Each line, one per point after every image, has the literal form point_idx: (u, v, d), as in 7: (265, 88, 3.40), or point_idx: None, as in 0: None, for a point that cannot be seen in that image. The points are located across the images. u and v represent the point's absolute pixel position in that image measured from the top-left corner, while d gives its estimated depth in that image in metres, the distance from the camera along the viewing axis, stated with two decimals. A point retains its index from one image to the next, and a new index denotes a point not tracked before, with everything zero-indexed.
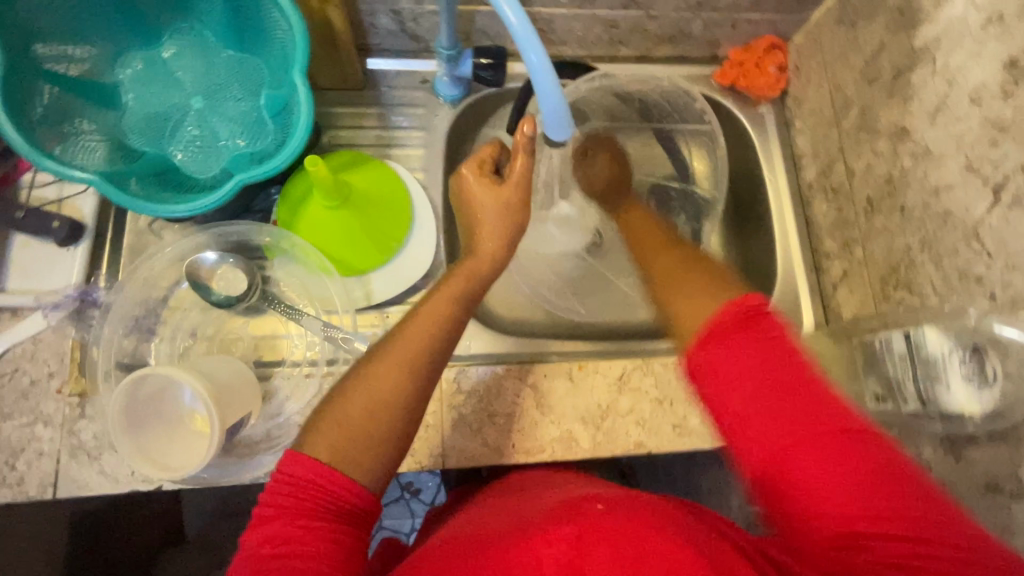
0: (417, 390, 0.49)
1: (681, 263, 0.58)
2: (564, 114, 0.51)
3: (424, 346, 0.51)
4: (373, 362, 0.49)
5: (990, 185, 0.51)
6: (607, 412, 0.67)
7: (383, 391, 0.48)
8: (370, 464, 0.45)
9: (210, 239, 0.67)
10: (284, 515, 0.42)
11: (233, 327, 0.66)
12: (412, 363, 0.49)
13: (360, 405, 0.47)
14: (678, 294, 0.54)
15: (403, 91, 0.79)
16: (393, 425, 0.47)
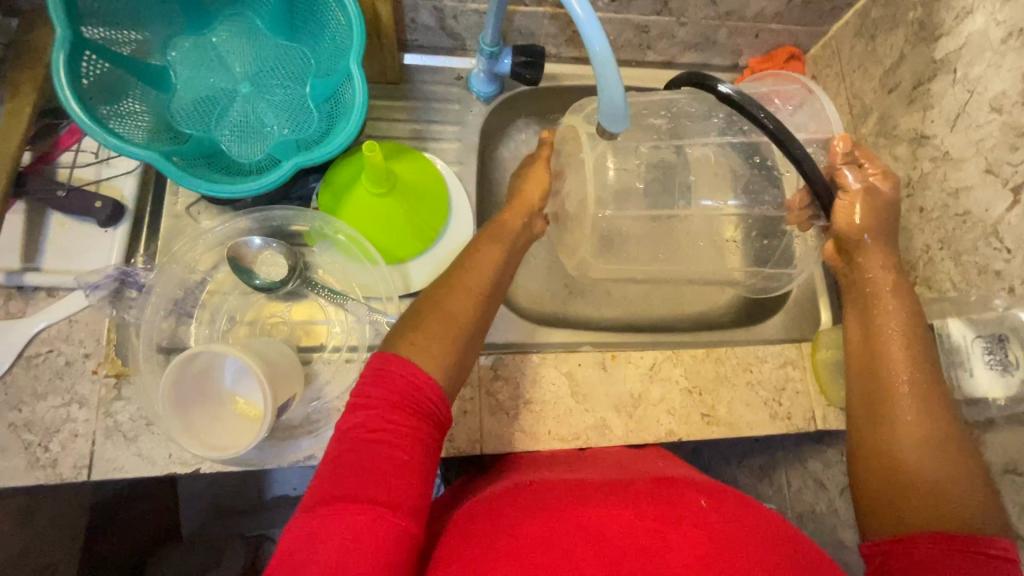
0: (478, 307, 0.51)
1: (931, 425, 0.49)
2: (620, 105, 0.52)
3: (486, 271, 0.54)
4: (448, 285, 0.52)
5: (1009, 186, 0.55)
6: (638, 400, 0.69)
7: (460, 312, 0.50)
8: (441, 356, 0.47)
9: (253, 223, 0.67)
10: (381, 407, 0.43)
11: (274, 312, 0.66)
12: (476, 290, 0.52)
13: (439, 322, 0.48)
14: (909, 450, 0.49)
15: (437, 86, 0.81)
16: (460, 331, 0.49)
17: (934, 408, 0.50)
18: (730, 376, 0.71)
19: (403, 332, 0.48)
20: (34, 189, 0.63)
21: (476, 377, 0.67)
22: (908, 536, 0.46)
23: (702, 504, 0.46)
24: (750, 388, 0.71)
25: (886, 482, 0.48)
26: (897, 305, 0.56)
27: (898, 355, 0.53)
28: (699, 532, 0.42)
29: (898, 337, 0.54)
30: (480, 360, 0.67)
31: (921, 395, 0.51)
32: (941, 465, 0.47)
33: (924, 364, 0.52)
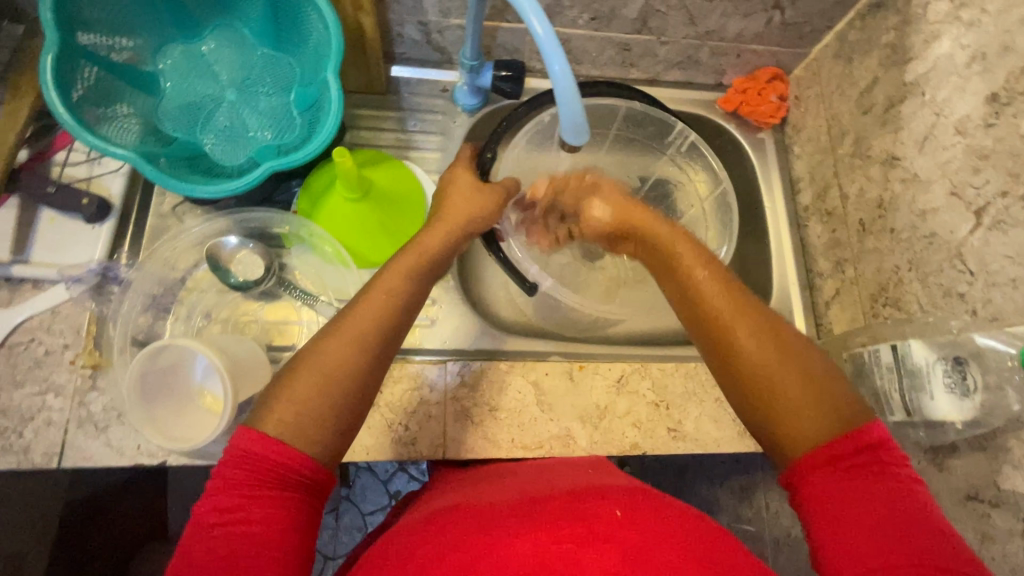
0: (362, 361, 0.49)
1: (769, 348, 0.50)
2: (580, 119, 0.54)
3: (375, 320, 0.50)
4: (326, 334, 0.49)
5: (972, 209, 0.55)
6: (604, 412, 0.69)
7: (334, 366, 0.47)
8: (313, 401, 0.46)
9: (231, 224, 0.69)
10: (236, 484, 0.42)
11: (248, 310, 0.68)
12: (360, 338, 0.49)
13: (308, 380, 0.46)
14: (764, 379, 0.50)
15: (423, 97, 0.83)
16: (344, 367, 0.48)
17: (767, 327, 0.52)
18: (698, 392, 0.71)
19: (274, 389, 0.47)
20: (27, 185, 0.66)
21: (441, 383, 0.67)
22: (817, 471, 0.46)
23: (618, 515, 0.46)
24: (718, 405, 0.70)
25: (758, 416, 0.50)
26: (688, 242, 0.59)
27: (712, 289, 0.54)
28: (608, 547, 0.43)
29: (703, 267, 0.56)
30: (446, 365, 0.68)
31: (753, 319, 0.52)
32: (792, 386, 0.49)
33: (736, 291, 0.54)
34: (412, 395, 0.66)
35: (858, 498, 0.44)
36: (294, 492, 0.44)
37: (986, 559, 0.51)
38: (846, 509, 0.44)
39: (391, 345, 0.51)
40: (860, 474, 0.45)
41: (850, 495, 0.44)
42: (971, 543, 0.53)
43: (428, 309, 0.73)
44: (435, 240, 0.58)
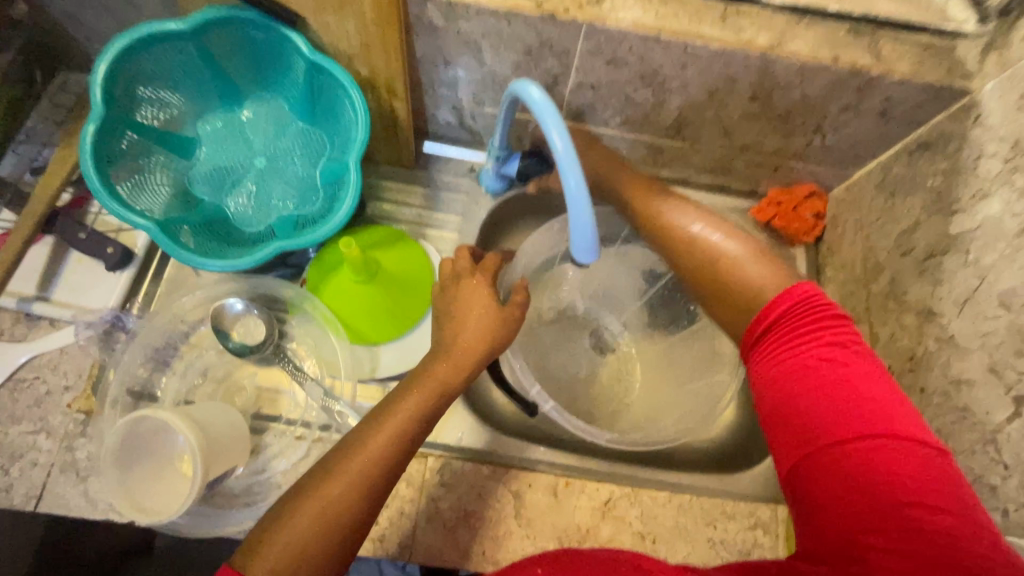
0: (357, 516, 0.44)
1: (728, 253, 0.58)
2: (591, 240, 0.51)
3: (375, 461, 0.46)
4: (325, 475, 0.45)
5: (1011, 394, 0.49)
6: (585, 534, 0.65)
7: (333, 506, 0.43)
8: (301, 533, 0.42)
9: (242, 288, 0.71)
10: None
11: (242, 376, 0.68)
12: (359, 484, 0.45)
13: (307, 525, 0.42)
14: (734, 291, 0.57)
15: (450, 176, 0.84)
16: (344, 511, 0.44)
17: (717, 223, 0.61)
18: (689, 528, 0.66)
19: (269, 529, 0.43)
20: (61, 228, 0.69)
21: (419, 478, 0.65)
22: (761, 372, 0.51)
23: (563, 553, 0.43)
24: (710, 546, 0.65)
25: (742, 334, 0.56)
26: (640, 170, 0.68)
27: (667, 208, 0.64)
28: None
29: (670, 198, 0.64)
30: (428, 462, 0.66)
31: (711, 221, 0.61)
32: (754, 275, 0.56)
33: (689, 212, 0.63)
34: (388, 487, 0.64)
35: (784, 369, 0.49)
36: None
37: None
38: (784, 378, 0.49)
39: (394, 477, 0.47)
40: (807, 343, 0.50)
41: (794, 366, 0.49)
42: None
43: None
44: (451, 377, 0.54)
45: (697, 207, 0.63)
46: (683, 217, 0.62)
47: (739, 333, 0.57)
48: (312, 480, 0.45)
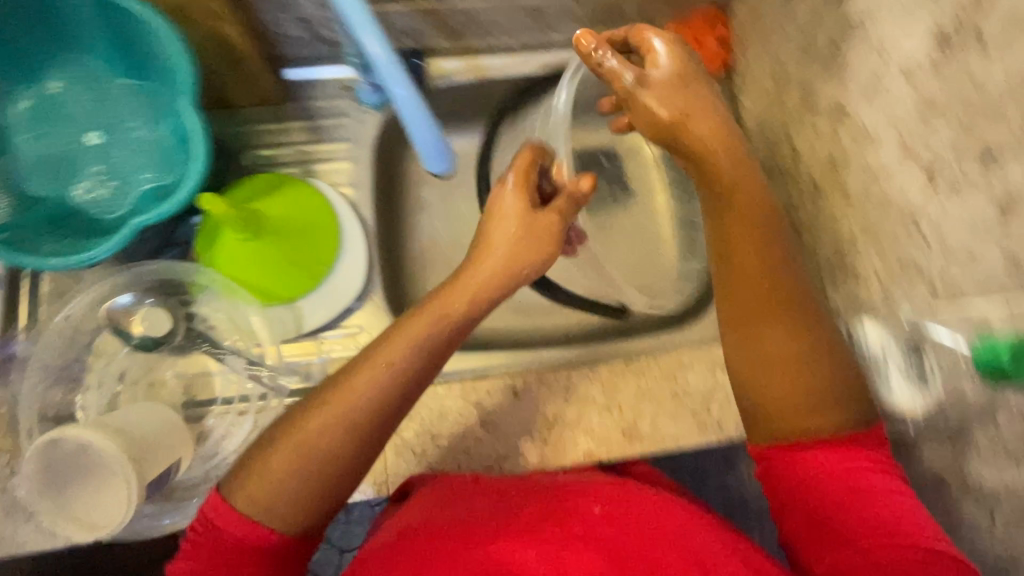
0: (354, 449, 0.46)
1: (769, 270, 0.48)
2: (437, 146, 0.56)
3: (363, 405, 0.46)
4: (309, 409, 0.46)
5: (924, 169, 0.47)
6: (554, 424, 0.65)
7: (314, 439, 0.45)
8: (282, 466, 0.44)
9: (126, 281, 0.64)
10: (209, 545, 0.43)
11: (161, 370, 0.63)
12: (346, 418, 0.46)
13: (283, 459, 0.44)
14: (761, 304, 0.48)
15: (325, 101, 0.75)
16: (328, 446, 0.45)
17: (786, 315, 0.47)
18: (653, 388, 0.66)
19: (251, 460, 0.45)
20: None
21: None
22: (779, 450, 0.46)
23: (594, 510, 0.45)
24: (676, 399, 0.66)
25: (750, 369, 0.47)
26: (702, 94, 0.52)
27: (714, 147, 0.51)
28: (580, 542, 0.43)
29: (706, 127, 0.52)
30: None
31: (755, 229, 0.50)
32: (789, 371, 0.46)
33: (732, 143, 0.52)
34: None
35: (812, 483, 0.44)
36: (264, 560, 0.44)
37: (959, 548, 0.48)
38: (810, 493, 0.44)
39: (385, 427, 0.47)
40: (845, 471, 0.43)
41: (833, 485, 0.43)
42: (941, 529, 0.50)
43: (356, 337, 0.67)
44: (404, 348, 0.48)
45: (752, 216, 0.50)
46: (701, 121, 0.52)
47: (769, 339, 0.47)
48: (300, 414, 0.46)
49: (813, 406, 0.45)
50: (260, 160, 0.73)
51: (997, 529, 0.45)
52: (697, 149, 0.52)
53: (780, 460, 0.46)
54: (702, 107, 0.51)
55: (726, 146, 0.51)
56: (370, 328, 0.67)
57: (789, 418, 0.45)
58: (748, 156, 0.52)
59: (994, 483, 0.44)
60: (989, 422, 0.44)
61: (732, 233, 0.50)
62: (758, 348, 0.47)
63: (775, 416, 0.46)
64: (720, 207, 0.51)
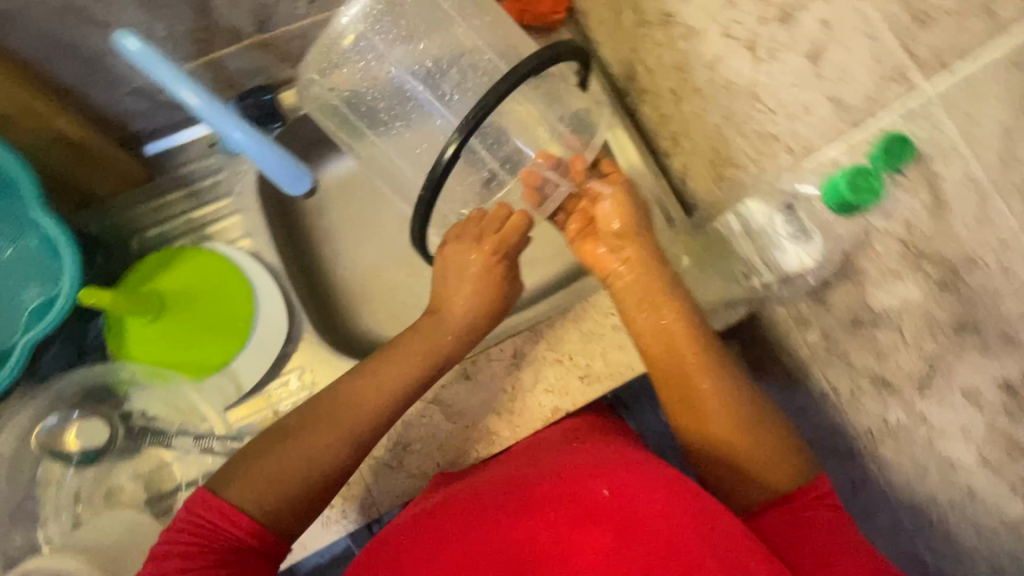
0: (343, 456, 0.54)
1: (735, 411, 0.53)
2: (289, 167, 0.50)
3: (360, 416, 0.55)
4: (310, 422, 0.54)
5: (746, 45, 0.50)
6: (515, 395, 0.66)
7: (314, 449, 0.53)
8: (287, 459, 0.52)
9: (46, 403, 0.61)
10: (190, 535, 0.49)
11: (114, 478, 0.61)
12: (344, 432, 0.54)
13: (288, 454, 0.52)
14: (698, 387, 0.54)
15: (195, 163, 0.73)
16: (327, 453, 0.53)
17: (745, 405, 0.53)
18: (595, 329, 0.68)
19: (251, 459, 0.52)
20: None
21: None
22: (769, 514, 0.50)
23: (606, 491, 0.46)
24: (619, 330, 0.68)
25: (720, 455, 0.53)
26: (630, 219, 0.62)
27: (633, 260, 0.60)
28: (596, 524, 0.44)
29: (631, 261, 0.60)
30: None
31: (699, 336, 0.56)
32: (749, 443, 0.52)
33: (669, 292, 0.58)
34: None
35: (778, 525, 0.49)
36: (243, 550, 0.50)
37: (890, 373, 0.51)
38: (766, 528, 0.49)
39: (373, 437, 0.56)
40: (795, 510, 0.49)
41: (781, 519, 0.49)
42: (872, 362, 0.53)
43: (300, 379, 0.67)
44: (399, 375, 0.57)
45: (679, 296, 0.58)
46: (603, 204, 0.62)
47: (714, 431, 0.53)
48: (302, 427, 0.54)
49: (766, 459, 0.51)
50: (148, 240, 0.72)
51: (909, 344, 0.48)
52: (616, 234, 0.62)
53: (767, 523, 0.49)
54: (629, 244, 0.61)
55: (645, 268, 0.60)
56: (312, 365, 0.67)
57: (763, 471, 0.51)
58: (663, 268, 0.60)
59: (891, 303, 0.47)
60: (868, 248, 0.47)
61: (626, 304, 0.60)
62: (706, 418, 0.53)
63: (718, 455, 0.53)
64: (628, 304, 0.59)
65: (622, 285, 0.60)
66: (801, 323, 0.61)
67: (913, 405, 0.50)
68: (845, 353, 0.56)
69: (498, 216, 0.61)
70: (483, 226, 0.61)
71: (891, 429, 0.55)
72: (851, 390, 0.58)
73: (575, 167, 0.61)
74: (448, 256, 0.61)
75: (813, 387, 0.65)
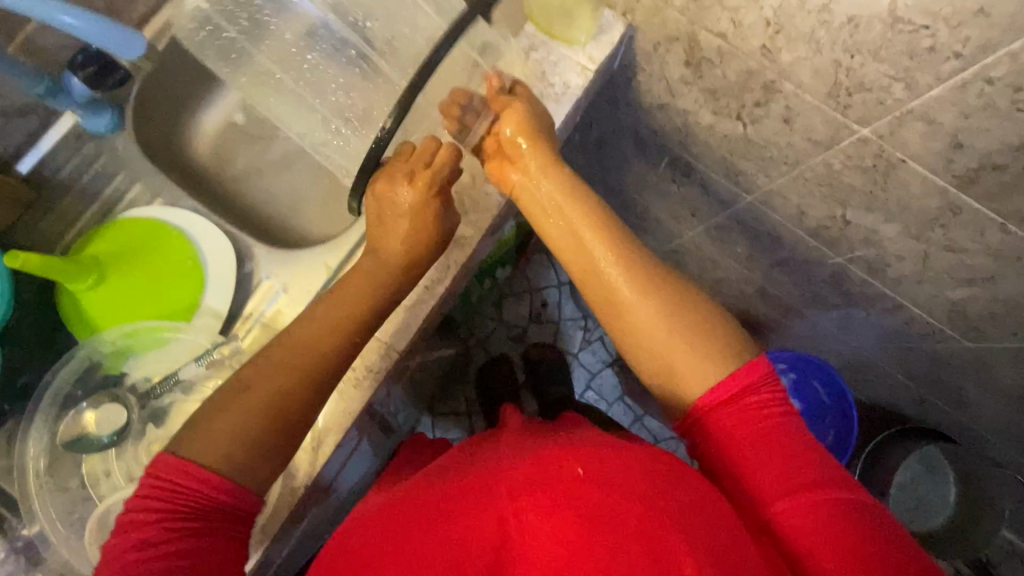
0: (302, 408, 0.57)
1: (675, 320, 0.60)
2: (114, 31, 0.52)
3: (307, 365, 0.57)
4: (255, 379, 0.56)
5: None
6: (463, 200, 0.72)
7: (264, 400, 0.54)
8: (241, 413, 0.54)
9: (53, 406, 0.64)
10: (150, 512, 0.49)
11: (150, 438, 0.63)
12: (291, 376, 0.56)
13: (231, 417, 0.53)
14: (643, 304, 0.61)
15: (73, 163, 0.73)
16: (279, 400, 0.55)
17: (660, 293, 0.61)
18: None
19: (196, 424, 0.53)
20: None
21: None
22: (727, 421, 0.56)
23: (579, 473, 0.49)
24: None
25: (666, 371, 0.60)
26: (538, 140, 0.65)
27: (578, 217, 0.65)
28: (569, 512, 0.46)
29: (556, 191, 0.65)
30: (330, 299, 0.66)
31: (620, 246, 0.63)
32: (695, 347, 0.58)
33: (625, 243, 0.64)
34: None
35: (752, 446, 0.54)
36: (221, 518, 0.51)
37: None
38: (740, 450, 0.54)
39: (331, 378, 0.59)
40: (777, 442, 0.54)
41: (762, 441, 0.54)
42: None
43: (270, 287, 0.69)
44: (339, 309, 0.60)
45: (602, 226, 0.64)
46: (513, 126, 0.65)
47: (667, 350, 0.59)
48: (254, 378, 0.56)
49: (715, 368, 0.57)
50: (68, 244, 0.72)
51: None
52: (517, 143, 0.66)
53: (720, 432, 0.56)
54: (540, 170, 0.66)
55: (548, 173, 0.66)
56: (276, 270, 0.70)
57: (706, 377, 0.58)
58: (570, 178, 0.66)
59: None
60: None
61: (536, 212, 0.67)
62: (653, 332, 0.60)
63: (644, 347, 0.61)
64: (563, 251, 0.66)
65: (531, 194, 0.66)
66: None
67: None
68: None
69: (428, 149, 0.63)
70: (414, 162, 0.62)
71: (775, 24, 0.58)
72: (730, 19, 0.62)
73: (493, 84, 0.67)
74: (381, 193, 0.62)
75: (708, 49, 0.68)
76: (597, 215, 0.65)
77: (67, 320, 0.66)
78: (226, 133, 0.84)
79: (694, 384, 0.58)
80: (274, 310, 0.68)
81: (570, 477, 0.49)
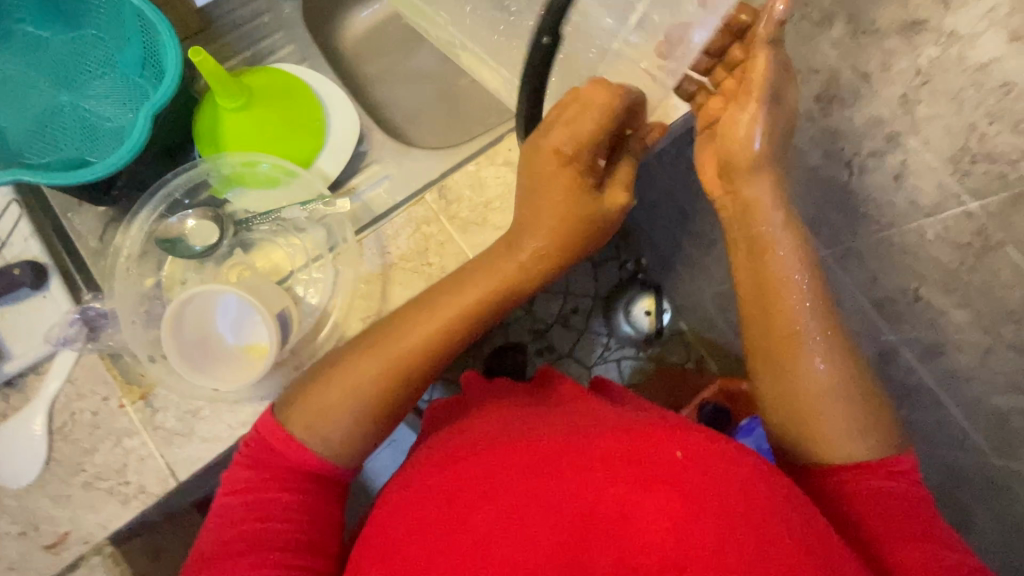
0: (413, 375, 0.60)
1: (838, 383, 0.59)
2: None
3: (428, 338, 0.60)
4: (385, 336, 0.60)
5: None
6: None
7: (381, 362, 0.59)
8: (359, 370, 0.58)
9: (161, 204, 0.69)
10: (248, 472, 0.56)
11: (233, 263, 0.69)
12: (405, 349, 0.59)
13: (355, 370, 0.58)
14: (808, 360, 0.60)
15: (242, 9, 0.79)
16: (394, 366, 0.59)
17: (844, 368, 0.59)
18: None
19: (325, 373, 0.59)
20: None
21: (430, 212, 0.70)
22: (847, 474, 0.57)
23: (676, 458, 0.48)
24: None
25: (795, 424, 0.60)
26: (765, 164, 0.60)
27: (777, 246, 0.62)
28: (661, 493, 0.45)
29: (777, 221, 0.62)
30: (428, 198, 0.70)
31: (815, 293, 0.61)
32: (847, 419, 0.58)
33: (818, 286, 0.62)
34: (419, 236, 0.69)
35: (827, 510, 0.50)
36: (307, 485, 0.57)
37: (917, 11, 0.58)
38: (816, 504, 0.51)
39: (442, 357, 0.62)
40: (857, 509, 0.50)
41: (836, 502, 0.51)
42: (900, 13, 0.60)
43: (376, 172, 0.74)
44: (479, 285, 0.61)
45: (804, 266, 0.62)
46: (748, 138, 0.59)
47: (815, 408, 0.59)
48: (385, 333, 0.60)
49: (860, 437, 0.58)
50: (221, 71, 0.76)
51: None
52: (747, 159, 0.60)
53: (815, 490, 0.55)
54: (746, 193, 0.62)
55: (762, 206, 0.62)
56: (386, 158, 0.74)
57: (835, 450, 0.58)
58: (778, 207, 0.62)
59: None
60: None
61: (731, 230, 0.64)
62: (806, 392, 0.59)
63: (789, 400, 0.60)
64: (739, 274, 0.65)
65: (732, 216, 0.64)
66: (826, 20, 0.68)
67: (941, 29, 0.57)
68: (872, 25, 0.63)
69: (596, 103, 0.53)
70: (572, 123, 0.54)
71: (924, 77, 0.62)
72: (881, 63, 0.65)
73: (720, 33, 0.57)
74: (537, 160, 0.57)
75: (845, 90, 0.72)
76: (798, 250, 0.62)
77: (192, 135, 0.70)
78: (372, 35, 0.91)
79: (825, 449, 0.58)
80: (374, 192, 0.72)
81: (665, 474, 0.47)
